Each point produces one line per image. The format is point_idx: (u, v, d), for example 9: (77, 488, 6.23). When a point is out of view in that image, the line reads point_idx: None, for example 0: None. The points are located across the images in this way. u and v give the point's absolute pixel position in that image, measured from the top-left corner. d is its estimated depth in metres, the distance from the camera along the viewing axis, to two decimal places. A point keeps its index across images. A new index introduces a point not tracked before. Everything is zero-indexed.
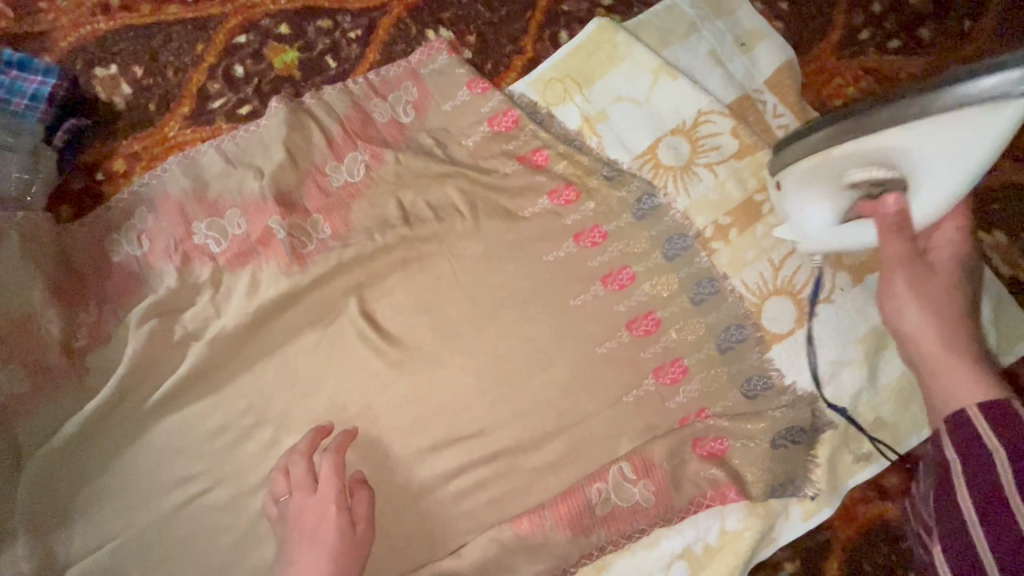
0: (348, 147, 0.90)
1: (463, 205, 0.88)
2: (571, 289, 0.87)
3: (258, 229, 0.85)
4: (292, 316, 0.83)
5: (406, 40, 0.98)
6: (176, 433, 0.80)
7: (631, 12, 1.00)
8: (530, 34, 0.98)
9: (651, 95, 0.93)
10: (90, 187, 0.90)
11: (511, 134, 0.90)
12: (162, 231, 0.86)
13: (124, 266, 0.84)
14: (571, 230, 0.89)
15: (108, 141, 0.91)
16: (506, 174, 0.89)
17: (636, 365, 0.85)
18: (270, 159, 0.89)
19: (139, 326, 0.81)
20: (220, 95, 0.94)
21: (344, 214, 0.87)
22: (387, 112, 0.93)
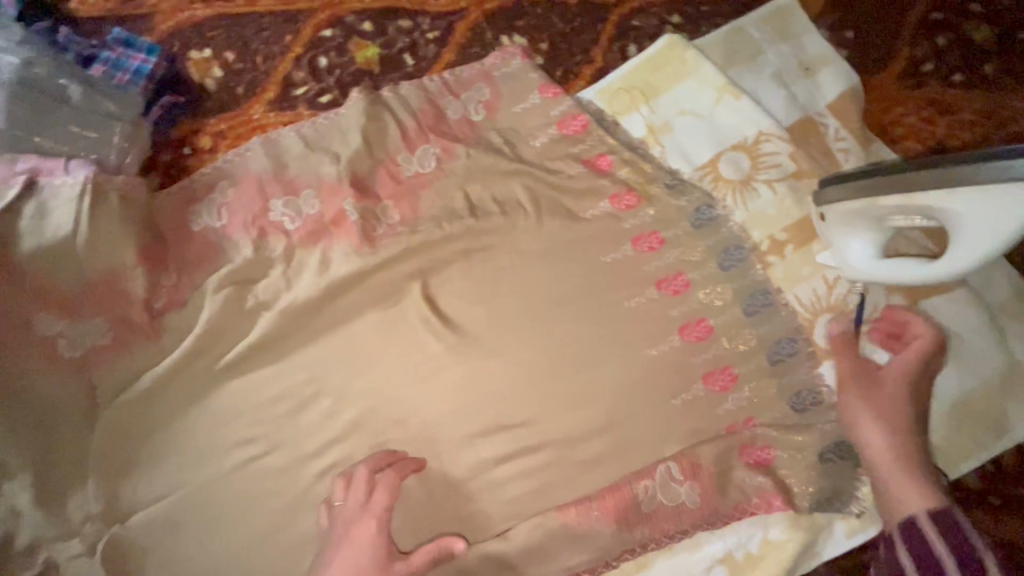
0: (421, 139, 0.94)
1: (527, 202, 0.91)
2: (627, 291, 0.89)
3: (333, 211, 0.90)
4: (357, 295, 0.86)
5: (481, 44, 1.02)
6: (240, 397, 0.83)
7: (699, 31, 1.03)
8: (600, 46, 1.02)
9: (715, 111, 0.96)
10: (177, 160, 0.95)
11: (577, 138, 0.94)
12: (241, 206, 0.91)
13: (204, 234, 0.89)
14: (630, 234, 0.91)
15: (196, 118, 0.97)
16: (570, 175, 0.92)
17: (688, 370, 0.86)
18: (347, 145, 0.93)
19: (217, 292, 0.85)
20: (303, 83, 0.99)
21: (413, 202, 0.90)
22: (459, 110, 0.97)
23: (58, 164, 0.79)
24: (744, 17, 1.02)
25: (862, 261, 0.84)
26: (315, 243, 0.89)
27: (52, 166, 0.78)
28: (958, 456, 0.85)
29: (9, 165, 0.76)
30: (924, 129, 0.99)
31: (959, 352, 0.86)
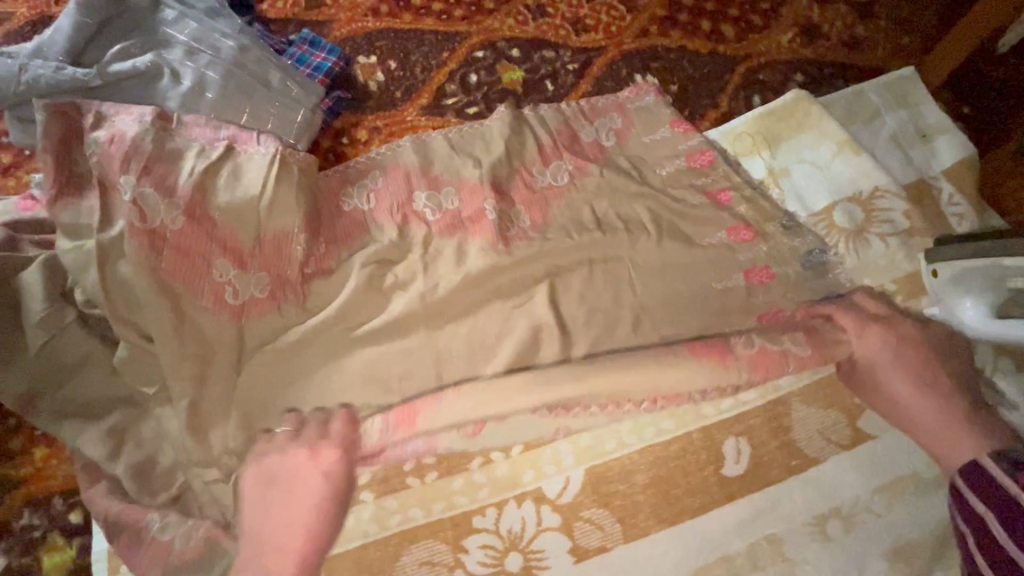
0: (555, 154, 1.02)
1: (649, 224, 0.97)
2: (738, 318, 0.93)
3: (470, 207, 0.97)
4: (486, 289, 0.92)
5: (616, 79, 1.12)
6: (370, 364, 0.88)
7: (819, 91, 1.11)
8: (726, 94, 1.11)
9: (833, 162, 1.02)
10: (336, 147, 1.07)
11: (701, 171, 1.01)
12: (388, 193, 0.98)
13: (353, 214, 0.96)
14: (743, 265, 0.95)
15: (358, 113, 1.09)
16: (691, 205, 0.99)
17: (790, 403, 0.89)
18: (488, 152, 1.02)
19: (362, 268, 0.91)
20: (454, 95, 1.10)
21: (543, 209, 0.98)
22: (592, 134, 1.05)
23: (252, 139, 0.92)
24: (865, 82, 1.09)
25: (977, 321, 0.86)
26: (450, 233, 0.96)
27: (246, 140, 0.91)
28: None
29: (216, 132, 0.90)
30: None
31: None
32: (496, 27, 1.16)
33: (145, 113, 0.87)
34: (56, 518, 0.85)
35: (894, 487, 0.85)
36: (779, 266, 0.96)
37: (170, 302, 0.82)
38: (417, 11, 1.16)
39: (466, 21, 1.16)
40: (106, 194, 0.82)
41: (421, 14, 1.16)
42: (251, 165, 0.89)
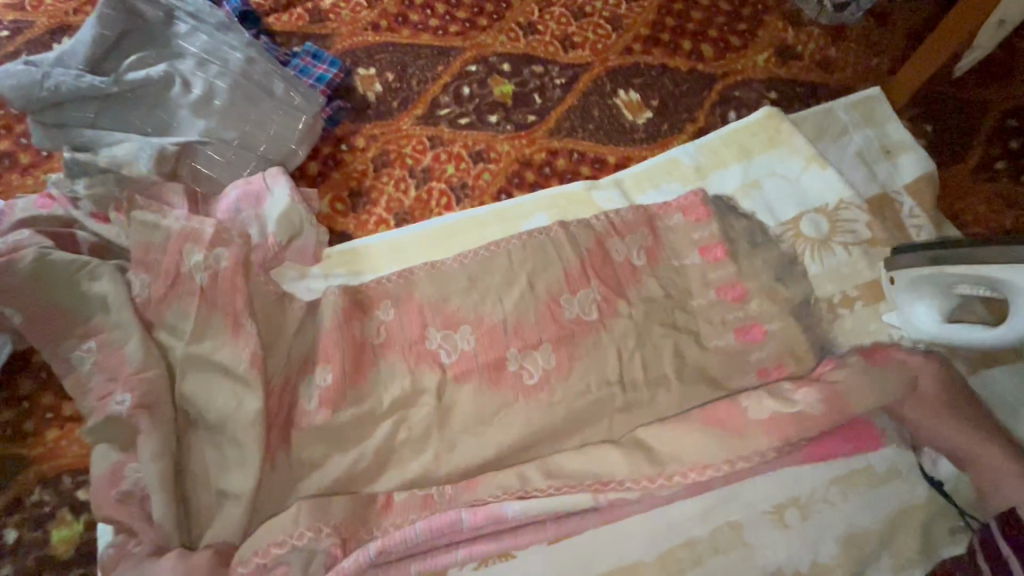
0: (583, 282, 0.96)
1: (672, 382, 0.92)
2: (712, 330, 0.96)
3: (517, 352, 0.91)
4: (466, 295, 0.95)
5: (600, 93, 1.19)
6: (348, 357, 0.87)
7: (791, 109, 1.17)
8: (703, 110, 1.17)
9: (799, 176, 1.09)
10: (335, 153, 1.13)
11: (700, 223, 1.00)
12: (387, 367, 0.89)
13: (359, 354, 0.89)
14: (731, 325, 0.96)
15: (356, 121, 1.15)
16: (672, 230, 1.01)
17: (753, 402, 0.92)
18: (467, 292, 0.95)
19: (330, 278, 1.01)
20: (448, 105, 1.17)
21: (570, 350, 0.92)
22: (601, 288, 0.95)
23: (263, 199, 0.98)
24: (834, 101, 1.16)
25: (928, 325, 0.92)
26: (500, 411, 0.88)
27: (260, 201, 0.98)
28: None
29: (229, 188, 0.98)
30: (993, 218, 1.09)
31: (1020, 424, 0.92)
32: (490, 43, 1.23)
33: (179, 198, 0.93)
34: (64, 495, 0.90)
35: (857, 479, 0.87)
36: (749, 270, 0.99)
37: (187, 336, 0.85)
38: (414, 27, 1.23)
39: (461, 37, 1.23)
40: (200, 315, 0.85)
41: (418, 30, 1.24)
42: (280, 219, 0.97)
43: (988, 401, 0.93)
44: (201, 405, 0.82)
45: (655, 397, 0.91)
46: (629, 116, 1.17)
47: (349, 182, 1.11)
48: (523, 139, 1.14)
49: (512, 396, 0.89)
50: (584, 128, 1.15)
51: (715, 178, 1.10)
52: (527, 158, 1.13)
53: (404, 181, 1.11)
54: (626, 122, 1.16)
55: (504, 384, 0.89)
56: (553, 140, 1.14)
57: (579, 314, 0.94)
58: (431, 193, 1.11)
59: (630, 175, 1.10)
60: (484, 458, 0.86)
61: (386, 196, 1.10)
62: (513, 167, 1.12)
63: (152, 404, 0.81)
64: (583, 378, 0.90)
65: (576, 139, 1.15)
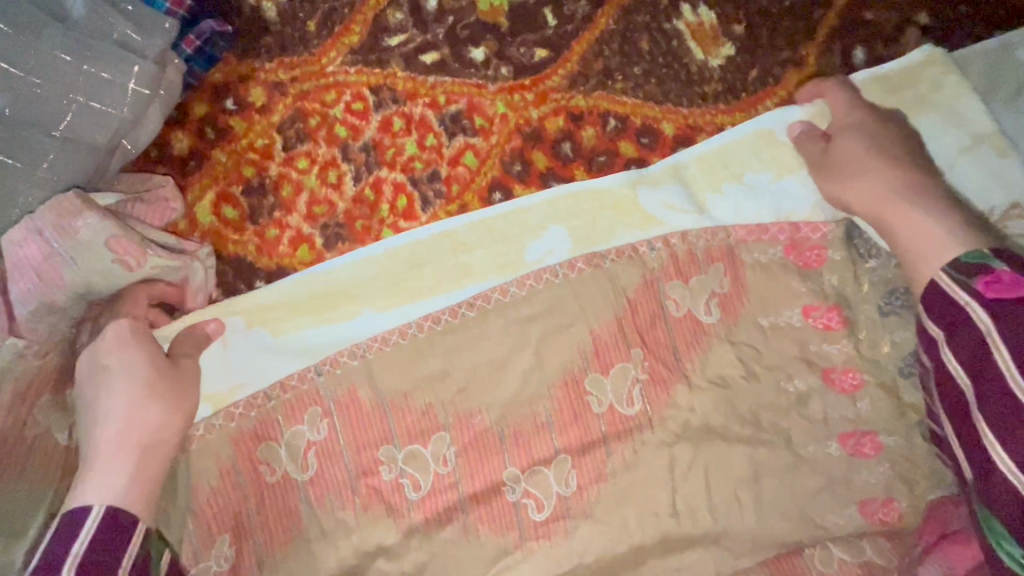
0: (620, 351, 0.64)
1: (748, 510, 0.62)
2: (807, 429, 0.65)
3: (518, 474, 0.62)
4: (449, 385, 0.63)
5: (653, 10, 0.72)
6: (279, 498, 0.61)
7: (951, 42, 0.74)
8: (816, 41, 0.73)
9: (956, 162, 0.69)
10: (215, 116, 0.68)
11: (807, 273, 0.67)
12: (323, 512, 0.61)
13: (277, 496, 0.61)
14: (836, 427, 0.65)
15: (246, 58, 0.68)
16: (757, 266, 0.67)
17: (857, 529, 0.63)
18: (443, 384, 0.63)
19: (230, 340, 0.63)
20: (401, 29, 0.70)
21: (598, 461, 0.63)
22: (645, 361, 0.64)
23: (56, 266, 0.57)
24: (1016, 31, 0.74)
25: None
26: (498, 561, 0.61)
27: (56, 276, 0.57)
28: None
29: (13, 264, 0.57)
30: None
31: None
32: None
33: None
34: None
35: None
36: (869, 337, 0.66)
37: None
38: None
39: None
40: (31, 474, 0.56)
41: None
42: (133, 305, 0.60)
43: None
44: None
45: (720, 531, 0.62)
46: (699, 52, 0.72)
47: (242, 168, 0.67)
48: (526, 93, 0.70)
49: (508, 541, 0.61)
50: (624, 74, 0.72)
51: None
52: (534, 128, 0.70)
53: (335, 166, 0.68)
54: (692, 64, 0.72)
55: (500, 523, 0.61)
56: (575, 95, 0.71)
57: (610, 407, 0.64)
58: (380, 187, 0.68)
59: (691, 165, 0.70)
60: None
61: (306, 193, 0.68)
62: (512, 143, 0.69)
63: None
64: (615, 512, 0.62)
65: (612, 93, 0.71)
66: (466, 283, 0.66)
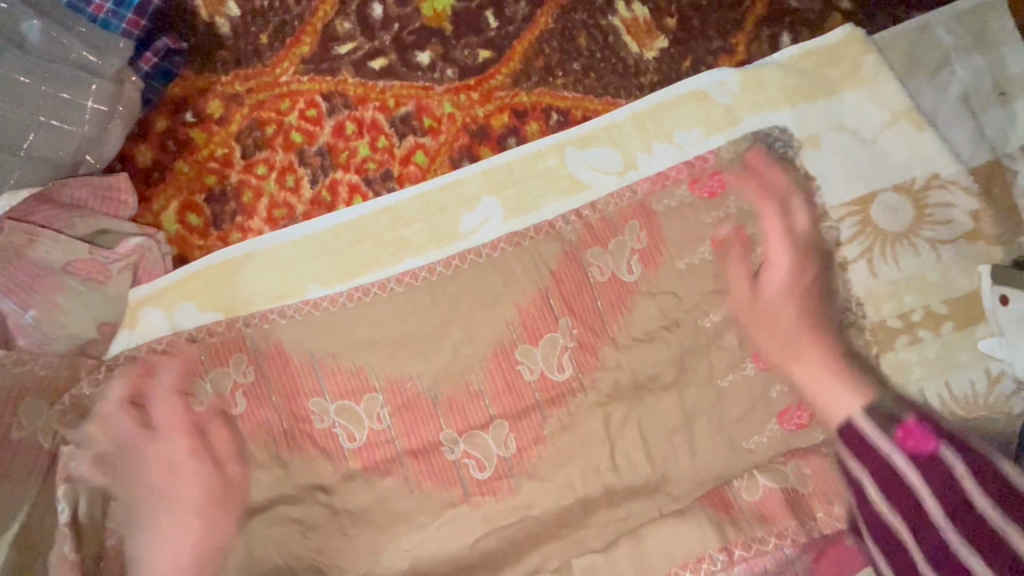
0: (547, 322, 0.69)
1: (680, 452, 0.70)
2: (723, 359, 0.72)
3: (456, 436, 0.67)
4: (382, 350, 0.68)
5: (588, 8, 0.76)
6: (245, 476, 0.65)
7: (874, 23, 0.78)
8: (745, 29, 0.77)
9: (877, 137, 0.74)
10: (177, 129, 0.71)
11: (715, 201, 0.73)
12: (259, 463, 0.66)
13: (245, 470, 0.65)
14: (750, 347, 0.72)
15: (203, 73, 0.72)
16: (672, 230, 0.72)
17: (778, 439, 0.72)
18: (373, 351, 0.68)
19: (175, 314, 0.67)
20: (350, 38, 0.73)
21: (535, 425, 0.68)
22: (573, 330, 0.69)
23: (50, 278, 0.63)
24: (934, 11, 0.78)
25: None
26: (448, 511, 0.67)
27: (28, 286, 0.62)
28: None
29: None
30: None
31: None
32: None
33: None
34: None
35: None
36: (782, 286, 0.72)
37: None
38: None
39: None
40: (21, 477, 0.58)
41: None
42: (97, 307, 0.65)
43: None
44: None
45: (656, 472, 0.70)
46: (634, 46, 0.76)
47: (204, 177, 0.71)
48: (472, 93, 0.74)
49: (455, 494, 0.67)
50: (566, 70, 0.75)
51: (755, 135, 0.73)
52: (480, 125, 0.74)
53: (292, 170, 0.72)
54: (628, 57, 0.76)
55: (444, 478, 0.67)
56: (518, 92, 0.74)
57: (542, 374, 0.69)
58: (335, 189, 0.72)
59: (624, 124, 0.74)
60: None
61: (266, 197, 0.71)
62: (459, 141, 0.73)
63: None
64: (557, 468, 0.69)
65: (553, 89, 0.75)
66: (407, 255, 0.70)
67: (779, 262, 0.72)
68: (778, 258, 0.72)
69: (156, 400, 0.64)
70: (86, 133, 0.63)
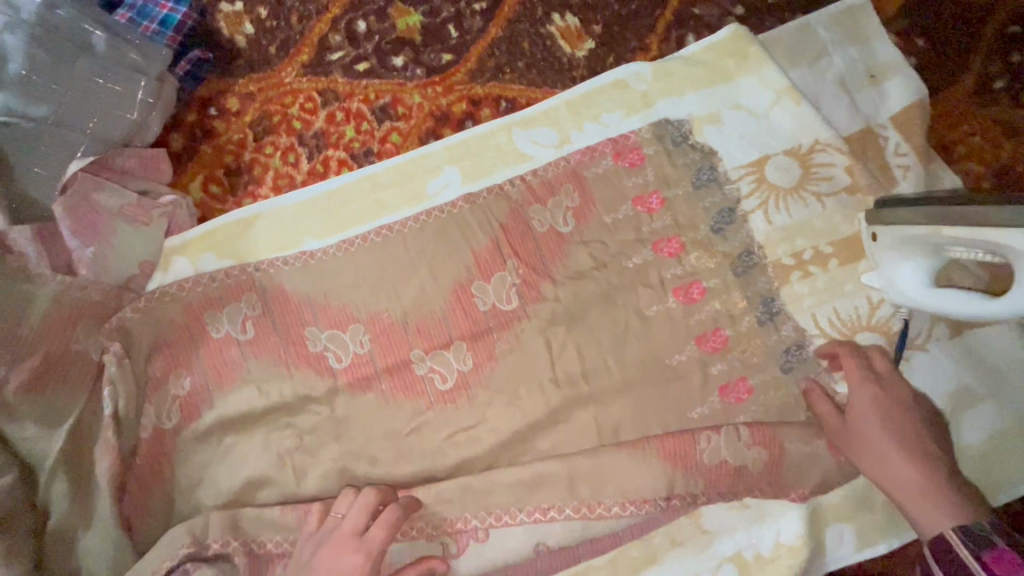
0: (498, 264, 0.84)
1: (613, 369, 0.83)
2: (650, 296, 0.85)
3: (424, 354, 0.82)
4: (364, 289, 0.83)
5: (530, 19, 0.95)
6: (250, 392, 0.79)
7: (763, 24, 0.97)
8: (657, 33, 0.96)
9: (766, 112, 0.91)
10: (203, 120, 0.90)
11: (634, 170, 0.88)
12: (263, 379, 0.80)
13: (247, 385, 0.79)
14: (670, 284, 0.85)
15: (224, 77, 0.91)
16: (601, 186, 0.88)
17: (697, 360, 0.84)
18: (356, 289, 0.83)
19: (199, 260, 0.83)
20: (340, 47, 0.93)
21: (489, 345, 0.82)
22: (519, 270, 0.84)
23: (107, 223, 0.79)
24: (812, 14, 0.96)
25: (916, 291, 0.79)
26: (418, 418, 0.80)
27: (93, 229, 0.78)
28: (1003, 485, 0.82)
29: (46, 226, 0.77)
30: (988, 150, 0.92)
31: (1005, 389, 0.84)
32: None
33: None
34: None
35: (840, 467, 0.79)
36: (693, 231, 0.87)
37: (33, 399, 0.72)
38: None
39: None
40: (77, 381, 0.74)
41: None
42: (133, 253, 0.80)
43: (969, 364, 0.85)
44: (55, 511, 0.71)
45: (593, 389, 0.82)
46: (568, 47, 0.95)
47: (223, 157, 0.89)
48: (437, 87, 0.92)
49: (423, 404, 0.81)
50: (512, 68, 0.94)
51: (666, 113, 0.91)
52: (444, 111, 0.92)
53: (293, 150, 0.90)
54: (563, 56, 0.94)
55: (413, 390, 0.81)
56: (475, 85, 0.93)
57: (493, 305, 0.83)
58: (328, 163, 0.90)
59: (560, 108, 0.91)
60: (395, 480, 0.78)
61: (273, 171, 0.89)
62: (427, 125, 0.92)
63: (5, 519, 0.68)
64: (507, 382, 0.82)
65: (503, 83, 0.93)
66: (385, 213, 0.87)
67: (690, 213, 0.88)
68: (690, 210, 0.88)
69: (181, 327, 0.80)
70: (134, 118, 0.82)
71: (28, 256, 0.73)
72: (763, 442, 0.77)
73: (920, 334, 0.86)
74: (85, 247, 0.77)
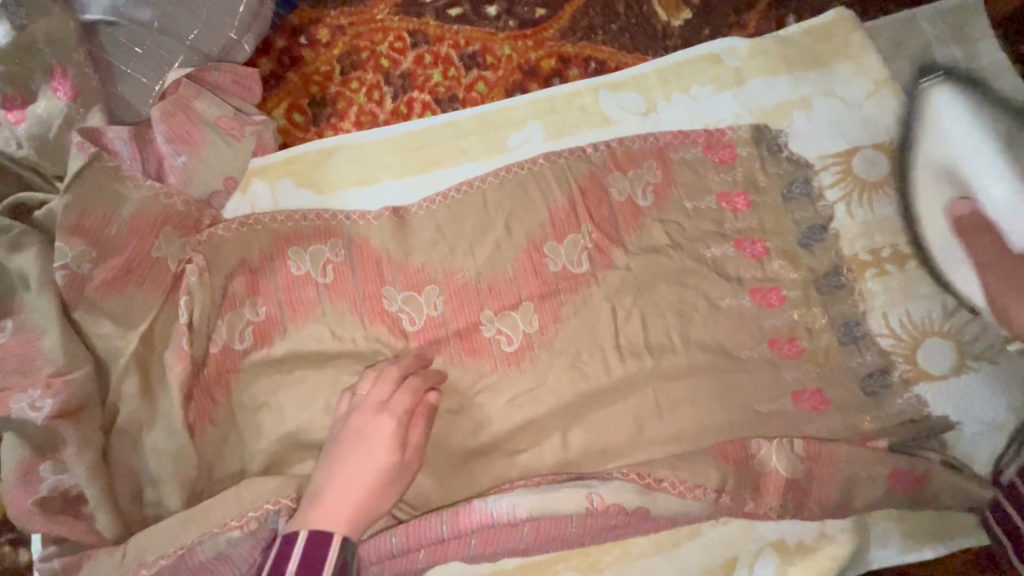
0: (572, 225, 0.83)
1: (677, 345, 0.82)
2: (721, 275, 0.84)
3: (492, 316, 0.81)
4: (436, 236, 0.83)
5: None
6: (315, 322, 0.79)
7: (865, 15, 0.95)
8: (756, 11, 0.94)
9: (861, 102, 0.89)
10: (292, 48, 0.90)
11: (723, 167, 0.87)
12: (336, 324, 0.80)
13: (313, 311, 0.80)
14: (748, 284, 0.84)
15: (318, 7, 0.91)
16: (682, 159, 0.86)
17: (760, 345, 0.82)
18: (428, 234, 0.83)
19: (278, 184, 0.84)
20: None
21: (555, 307, 0.82)
22: (592, 233, 0.83)
23: (198, 133, 0.79)
24: (919, 8, 0.93)
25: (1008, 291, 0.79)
26: (477, 366, 0.80)
27: (183, 138, 0.78)
28: None
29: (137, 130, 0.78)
30: None
31: None
32: None
33: (76, 121, 0.74)
34: None
35: (910, 470, 0.74)
36: (771, 215, 0.86)
37: (114, 297, 0.74)
38: None
39: None
40: (154, 285, 0.76)
41: None
42: (217, 168, 0.80)
43: None
44: (128, 405, 0.73)
45: (655, 361, 0.81)
46: (663, 15, 0.93)
47: (309, 87, 0.89)
48: (528, 40, 0.91)
49: (483, 353, 0.81)
50: (605, 30, 0.92)
51: (756, 94, 0.89)
52: (532, 66, 0.91)
53: (379, 88, 0.90)
54: (658, 23, 0.93)
55: (475, 339, 0.81)
56: (565, 43, 0.92)
57: (564, 266, 0.83)
58: (412, 105, 0.90)
59: (650, 75, 0.90)
60: (448, 425, 0.79)
61: (356, 106, 0.89)
62: (514, 78, 0.91)
63: (77, 409, 0.70)
64: (570, 345, 0.81)
65: (594, 43, 0.92)
66: (464, 161, 0.87)
67: (770, 198, 0.86)
68: (771, 194, 0.86)
69: (254, 248, 0.80)
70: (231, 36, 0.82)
71: (121, 157, 0.75)
72: (819, 457, 0.73)
73: (994, 347, 0.83)
74: (174, 155, 0.78)
